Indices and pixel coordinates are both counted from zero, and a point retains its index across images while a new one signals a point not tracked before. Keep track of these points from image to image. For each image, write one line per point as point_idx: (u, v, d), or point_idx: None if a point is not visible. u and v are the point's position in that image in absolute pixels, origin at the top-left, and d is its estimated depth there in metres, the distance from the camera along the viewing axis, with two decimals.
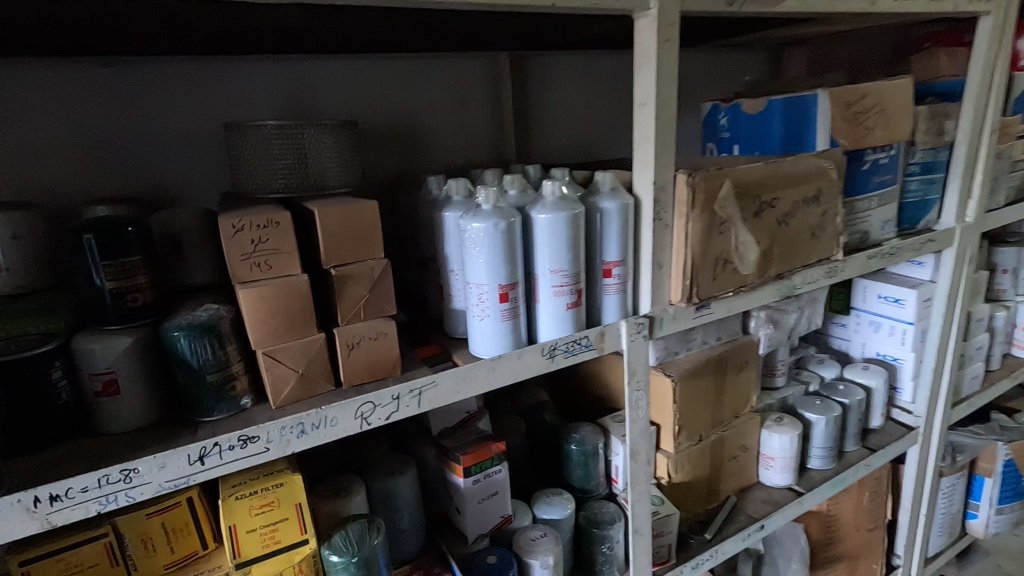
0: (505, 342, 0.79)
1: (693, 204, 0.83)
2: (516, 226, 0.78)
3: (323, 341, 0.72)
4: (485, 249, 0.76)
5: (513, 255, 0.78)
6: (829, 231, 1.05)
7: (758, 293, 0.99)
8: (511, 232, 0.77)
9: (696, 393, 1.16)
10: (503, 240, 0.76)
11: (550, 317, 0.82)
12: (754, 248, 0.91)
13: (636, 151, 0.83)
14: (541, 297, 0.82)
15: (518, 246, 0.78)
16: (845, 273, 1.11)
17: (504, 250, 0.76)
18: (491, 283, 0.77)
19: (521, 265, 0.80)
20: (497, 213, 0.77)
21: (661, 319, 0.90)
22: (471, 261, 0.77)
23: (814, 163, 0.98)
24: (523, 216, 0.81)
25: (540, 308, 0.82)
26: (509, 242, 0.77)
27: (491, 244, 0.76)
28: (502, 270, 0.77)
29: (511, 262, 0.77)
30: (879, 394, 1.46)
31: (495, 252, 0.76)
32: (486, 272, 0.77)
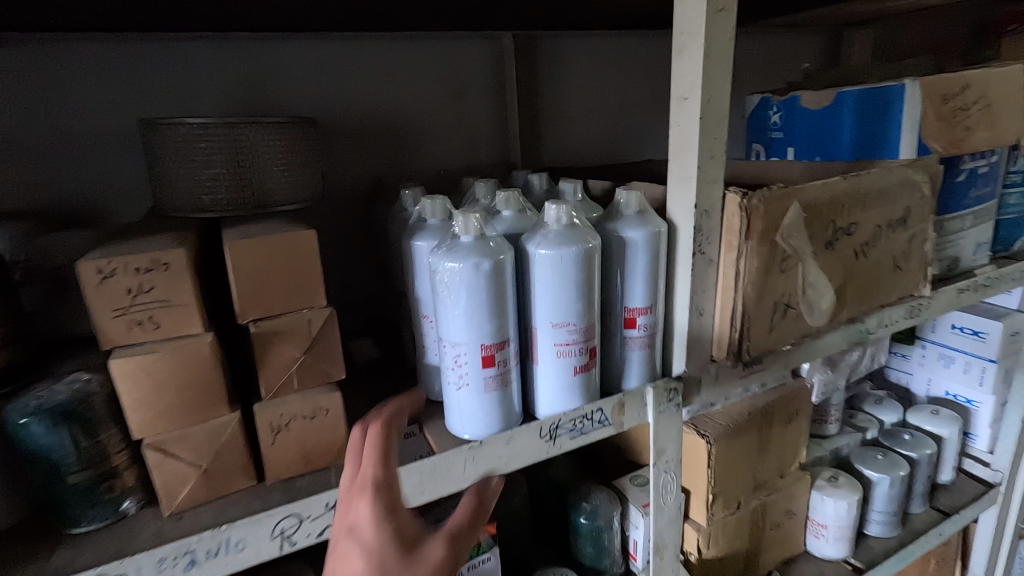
0: (490, 419, 0.59)
1: (748, 234, 0.62)
2: (507, 265, 0.57)
3: (236, 423, 0.53)
4: (463, 298, 0.56)
5: (502, 305, 0.57)
6: (916, 261, 0.82)
7: (826, 342, 0.77)
8: (499, 275, 0.56)
9: (736, 453, 0.95)
10: (488, 286, 0.56)
11: (552, 385, 0.61)
12: (826, 290, 0.69)
13: (672, 163, 0.62)
14: (540, 358, 0.61)
15: (510, 292, 0.58)
16: (931, 311, 0.88)
17: (489, 299, 0.56)
18: (472, 342, 0.57)
19: (513, 317, 0.59)
20: (481, 247, 0.56)
21: (699, 381, 0.69)
22: (445, 312, 0.57)
23: (904, 175, 0.75)
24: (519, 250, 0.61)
25: (539, 371, 0.62)
26: (498, 287, 0.56)
27: (472, 291, 0.55)
28: (487, 325, 0.57)
29: (499, 315, 0.57)
30: (952, 445, 1.23)
31: (477, 302, 0.56)
32: (464, 328, 0.56)
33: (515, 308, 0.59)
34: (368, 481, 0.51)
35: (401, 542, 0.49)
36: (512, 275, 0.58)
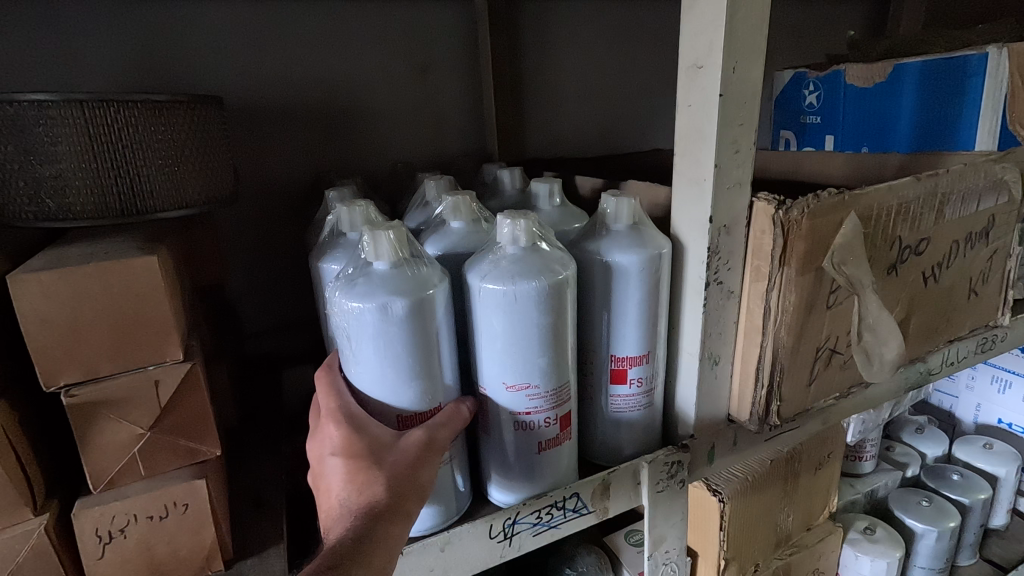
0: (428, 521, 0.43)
1: (785, 260, 0.44)
2: (435, 306, 0.39)
3: (42, 535, 0.37)
4: (371, 352, 0.38)
5: (429, 360, 0.40)
6: (996, 283, 0.64)
7: (877, 390, 0.59)
8: (423, 322, 0.39)
9: (754, 510, 0.78)
10: (406, 337, 0.38)
11: (505, 459, 0.45)
12: (887, 330, 0.51)
13: (680, 160, 0.45)
14: (489, 425, 0.45)
15: (444, 340, 0.41)
16: (1006, 343, 0.70)
17: (411, 355, 0.39)
18: (387, 412, 0.40)
19: (449, 373, 0.42)
20: (398, 279, 0.38)
21: (711, 447, 0.52)
22: (351, 369, 0.40)
23: (992, 173, 0.57)
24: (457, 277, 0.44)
25: (489, 442, 0.45)
26: (422, 337, 0.39)
27: (381, 341, 0.38)
28: (407, 390, 0.40)
29: (425, 375, 0.40)
30: (1008, 485, 1.04)
31: (390, 360, 0.39)
32: (375, 393, 0.40)
33: (450, 361, 0.42)
34: (332, 409, 0.39)
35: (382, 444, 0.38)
36: (447, 315, 0.41)
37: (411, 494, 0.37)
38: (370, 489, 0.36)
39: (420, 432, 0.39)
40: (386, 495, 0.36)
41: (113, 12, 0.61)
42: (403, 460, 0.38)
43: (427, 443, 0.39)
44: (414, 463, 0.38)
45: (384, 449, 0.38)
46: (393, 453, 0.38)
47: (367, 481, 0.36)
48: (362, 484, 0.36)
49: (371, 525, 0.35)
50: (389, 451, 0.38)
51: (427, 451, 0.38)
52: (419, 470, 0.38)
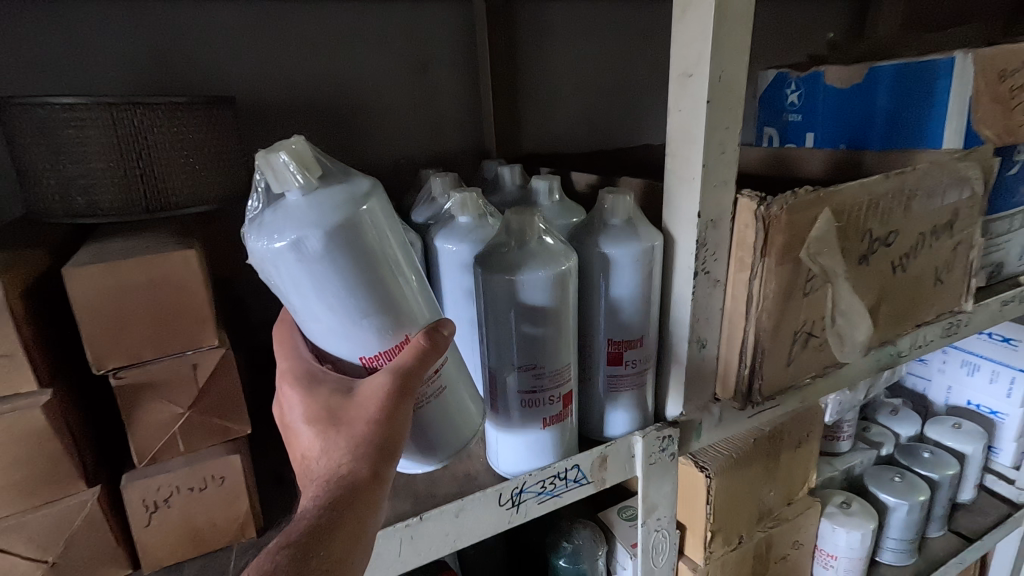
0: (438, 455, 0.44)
1: (766, 251, 0.48)
2: (361, 229, 0.36)
3: (95, 506, 0.40)
4: (307, 292, 0.37)
5: (375, 290, 0.38)
6: (960, 272, 0.69)
7: (850, 371, 0.65)
8: (352, 249, 0.36)
9: (739, 486, 0.83)
10: (334, 271, 0.36)
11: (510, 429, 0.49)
12: (860, 315, 0.56)
13: (672, 161, 0.49)
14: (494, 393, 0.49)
15: (388, 264, 0.39)
16: (971, 327, 0.76)
17: (348, 288, 0.37)
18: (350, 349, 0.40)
19: (409, 297, 0.41)
20: (312, 210, 0.36)
21: (699, 423, 0.57)
22: (296, 308, 0.39)
23: (956, 171, 0.62)
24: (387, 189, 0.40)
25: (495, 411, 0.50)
26: (357, 264, 0.37)
27: (313, 277, 0.36)
28: (360, 324, 0.39)
29: (374, 307, 0.39)
30: (975, 462, 1.11)
31: (332, 297, 0.37)
32: (333, 338, 0.40)
33: (406, 283, 0.40)
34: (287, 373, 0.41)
35: (338, 401, 0.39)
36: (388, 236, 0.39)
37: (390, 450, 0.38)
38: (337, 451, 0.37)
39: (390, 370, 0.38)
40: (356, 451, 0.37)
41: (127, 14, 0.64)
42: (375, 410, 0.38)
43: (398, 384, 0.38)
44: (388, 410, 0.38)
45: (342, 408, 0.39)
46: (351, 409, 0.38)
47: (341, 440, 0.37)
48: (331, 446, 0.38)
49: (342, 483, 0.36)
50: (358, 400, 0.38)
51: (393, 394, 0.38)
52: (385, 416, 0.38)
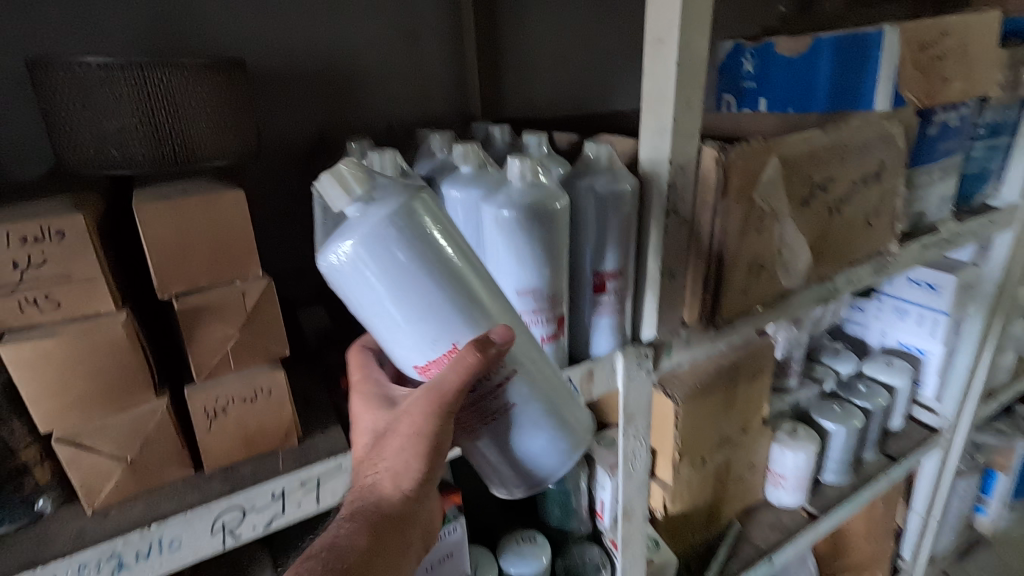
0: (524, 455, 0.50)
1: (725, 192, 0.58)
2: (387, 240, 0.42)
3: (164, 412, 0.47)
4: (360, 300, 0.45)
5: (410, 299, 0.43)
6: (886, 217, 0.80)
7: (794, 302, 0.76)
8: (381, 257, 0.42)
9: (702, 412, 0.94)
10: (369, 279, 0.43)
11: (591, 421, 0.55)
12: (802, 248, 0.67)
13: (646, 115, 0.57)
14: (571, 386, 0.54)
15: (424, 278, 0.43)
16: (896, 267, 0.88)
17: (385, 294, 0.43)
18: (407, 355, 0.46)
19: (455, 305, 0.44)
20: (349, 227, 0.43)
21: (669, 345, 0.67)
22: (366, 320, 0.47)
23: (879, 128, 0.73)
24: (427, 202, 0.44)
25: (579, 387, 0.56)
26: (388, 271, 0.43)
27: (361, 288, 0.44)
28: (405, 333, 0.45)
29: (410, 313, 0.44)
30: (903, 394, 1.27)
31: (377, 304, 0.44)
32: (394, 344, 0.46)
33: (452, 293, 0.44)
34: (355, 387, 0.51)
35: (383, 416, 0.47)
36: (422, 251, 0.43)
37: (420, 478, 0.45)
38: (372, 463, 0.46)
39: (424, 399, 0.44)
40: (384, 467, 0.45)
41: None
42: (411, 435, 0.44)
43: (433, 411, 0.43)
44: (423, 437, 0.44)
45: (382, 422, 0.47)
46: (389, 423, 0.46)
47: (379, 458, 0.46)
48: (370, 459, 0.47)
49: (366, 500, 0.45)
50: (399, 423, 0.45)
51: (425, 411, 0.43)
52: (410, 432, 0.44)
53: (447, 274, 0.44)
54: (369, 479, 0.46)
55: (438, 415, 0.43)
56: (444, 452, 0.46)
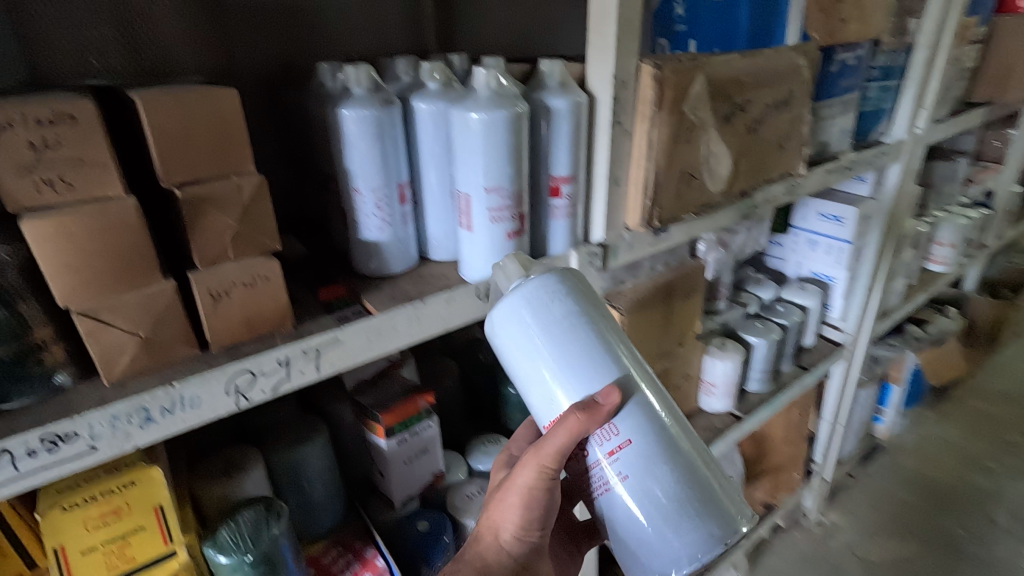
0: (635, 529, 0.59)
1: (660, 105, 0.67)
2: (523, 302, 0.58)
3: (172, 291, 0.51)
4: (508, 355, 0.60)
5: (535, 350, 0.58)
6: (795, 142, 0.93)
7: (718, 214, 0.88)
8: (520, 315, 0.58)
9: (644, 324, 1.06)
10: (511, 335, 0.59)
11: (719, 537, 0.58)
12: (724, 160, 0.77)
13: (593, 34, 0.65)
14: (700, 482, 0.59)
15: (550, 339, 0.57)
16: (804, 189, 1.02)
17: (520, 347, 0.58)
18: (540, 415, 0.60)
19: (581, 364, 0.57)
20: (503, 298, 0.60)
21: (615, 247, 0.76)
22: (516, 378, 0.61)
23: (788, 59, 0.84)
24: (567, 284, 0.59)
25: (719, 491, 0.60)
26: (522, 328, 0.58)
27: (510, 350, 0.60)
28: (535, 389, 0.59)
29: (536, 362, 0.58)
30: (814, 314, 1.45)
31: (517, 356, 0.59)
32: (531, 399, 0.61)
33: (577, 359, 0.57)
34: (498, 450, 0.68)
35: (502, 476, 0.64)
36: (553, 317, 0.57)
37: (513, 529, 0.62)
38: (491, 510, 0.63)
39: (529, 462, 0.59)
40: (492, 515, 0.63)
41: None
42: (517, 492, 0.60)
43: (531, 473, 0.58)
44: (525, 492, 0.60)
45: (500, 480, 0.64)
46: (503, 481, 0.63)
47: (488, 511, 0.63)
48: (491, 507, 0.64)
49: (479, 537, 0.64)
50: (511, 480, 0.61)
51: (524, 472, 0.59)
52: (512, 489, 0.61)
53: (574, 343, 0.57)
54: (485, 525, 0.64)
55: (536, 474, 0.58)
56: (536, 512, 0.61)
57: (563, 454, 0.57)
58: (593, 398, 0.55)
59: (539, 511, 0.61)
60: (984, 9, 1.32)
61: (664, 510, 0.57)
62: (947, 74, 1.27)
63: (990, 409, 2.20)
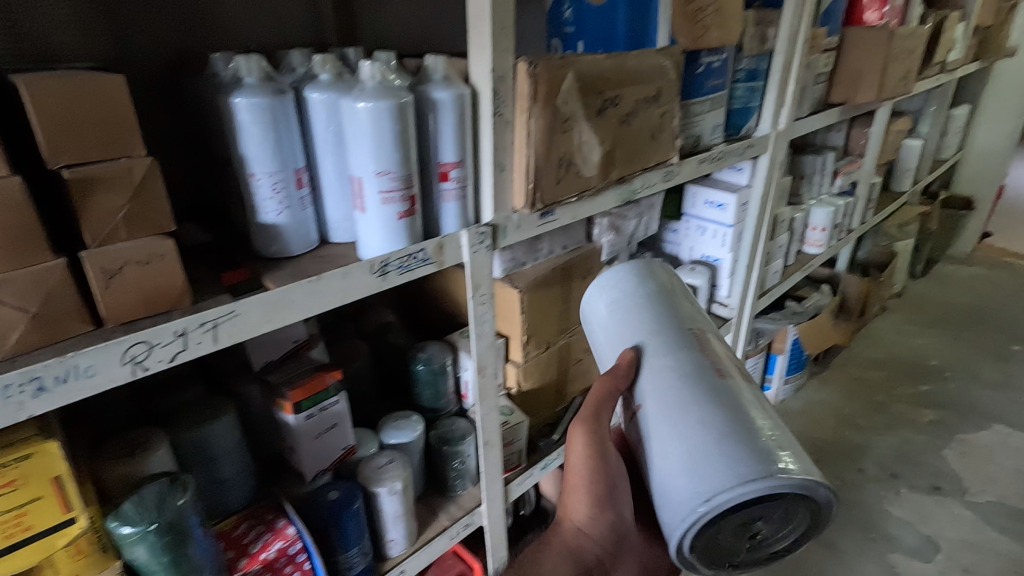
0: (661, 479, 0.68)
1: (534, 99, 0.76)
2: (608, 296, 0.87)
3: (63, 268, 0.53)
4: (595, 339, 0.89)
5: (602, 326, 0.86)
6: (668, 134, 1.04)
7: (600, 198, 0.98)
8: (603, 306, 0.87)
9: (543, 303, 1.15)
10: (596, 323, 0.88)
11: (727, 485, 0.62)
12: (596, 149, 0.87)
13: (471, 33, 0.72)
14: (717, 426, 0.66)
15: (609, 318, 0.85)
16: (679, 177, 1.14)
17: (598, 328, 0.87)
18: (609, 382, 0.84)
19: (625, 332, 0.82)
20: (594, 300, 0.90)
21: (504, 228, 0.84)
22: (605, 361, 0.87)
23: (653, 60, 0.95)
24: (626, 282, 0.86)
25: (738, 442, 0.65)
26: (600, 315, 0.87)
27: (596, 334, 0.89)
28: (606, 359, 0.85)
29: (603, 334, 0.86)
30: (703, 291, 1.60)
31: (597, 335, 0.88)
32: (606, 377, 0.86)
33: (622, 328, 0.82)
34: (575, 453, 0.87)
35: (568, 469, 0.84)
36: (613, 303, 0.85)
37: (585, 506, 0.80)
38: (567, 496, 0.82)
39: (577, 432, 0.81)
40: (569, 497, 0.81)
41: None
42: (575, 471, 0.80)
43: (581, 442, 0.80)
44: (582, 465, 0.79)
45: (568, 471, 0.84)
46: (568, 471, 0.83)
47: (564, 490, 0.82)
48: (565, 495, 0.82)
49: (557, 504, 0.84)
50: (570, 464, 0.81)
51: (579, 445, 0.80)
52: (577, 467, 0.80)
53: (621, 318, 0.83)
54: (563, 502, 0.82)
55: (584, 444, 0.80)
56: (598, 489, 0.79)
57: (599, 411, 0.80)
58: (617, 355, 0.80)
59: (601, 485, 0.80)
60: (834, 23, 1.54)
61: (675, 449, 0.67)
62: (804, 78, 1.46)
63: (861, 374, 2.49)
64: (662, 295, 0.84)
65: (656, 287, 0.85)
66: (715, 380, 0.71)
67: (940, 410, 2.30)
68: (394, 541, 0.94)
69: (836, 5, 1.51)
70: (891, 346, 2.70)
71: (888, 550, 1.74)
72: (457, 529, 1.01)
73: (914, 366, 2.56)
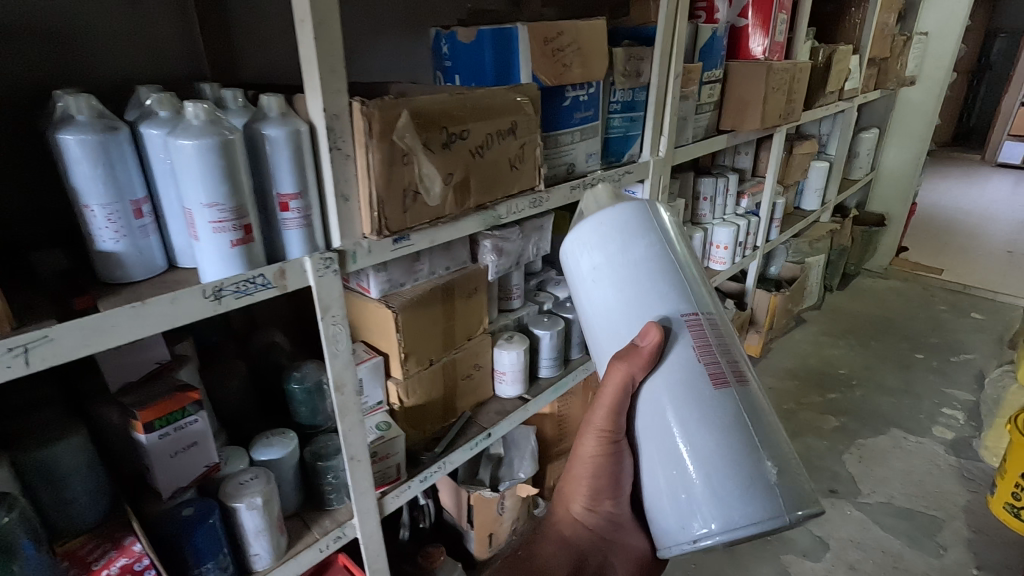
0: (664, 496, 0.78)
1: (370, 135, 0.82)
2: (604, 258, 0.88)
3: None
4: (591, 289, 0.89)
5: (601, 286, 0.88)
6: (529, 163, 1.12)
7: (460, 223, 1.05)
8: (603, 264, 0.88)
9: (422, 321, 1.20)
10: (594, 278, 0.89)
11: (723, 524, 0.73)
12: (440, 180, 0.93)
13: (304, 75, 0.78)
14: (721, 462, 0.74)
15: (613, 284, 0.87)
16: (550, 203, 1.22)
17: (596, 286, 0.89)
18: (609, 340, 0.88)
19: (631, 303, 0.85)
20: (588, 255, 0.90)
21: (353, 252, 0.89)
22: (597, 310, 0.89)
23: (505, 96, 1.02)
24: (624, 248, 0.86)
25: (740, 484, 0.73)
26: (596, 274, 0.88)
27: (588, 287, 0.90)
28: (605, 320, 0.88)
29: (602, 294, 0.88)
30: None
31: (593, 290, 0.89)
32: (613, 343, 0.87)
33: (627, 297, 0.85)
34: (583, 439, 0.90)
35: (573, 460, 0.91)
36: (618, 269, 0.86)
37: (589, 502, 0.89)
38: (570, 489, 0.92)
39: (589, 435, 0.85)
40: (573, 492, 0.91)
41: None
42: (583, 465, 0.87)
43: (592, 439, 0.84)
44: (588, 462, 0.86)
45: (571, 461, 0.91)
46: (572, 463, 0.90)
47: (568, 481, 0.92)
48: (569, 487, 0.92)
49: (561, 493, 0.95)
50: (580, 456, 0.87)
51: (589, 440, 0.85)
52: (584, 460, 0.87)
53: (627, 289, 0.85)
54: (568, 494, 0.93)
55: (595, 441, 0.84)
56: (601, 483, 0.87)
57: (614, 417, 0.83)
58: (636, 342, 0.80)
59: (602, 481, 0.87)
60: (717, 59, 1.68)
61: (681, 480, 0.76)
62: (682, 108, 1.57)
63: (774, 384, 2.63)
64: (662, 268, 0.85)
65: (655, 259, 0.86)
66: (710, 400, 0.76)
67: (844, 417, 2.44)
68: (258, 556, 0.97)
69: (715, 41, 1.64)
70: (804, 356, 2.85)
71: (782, 551, 1.84)
72: (327, 542, 1.05)
73: (825, 375, 2.70)
